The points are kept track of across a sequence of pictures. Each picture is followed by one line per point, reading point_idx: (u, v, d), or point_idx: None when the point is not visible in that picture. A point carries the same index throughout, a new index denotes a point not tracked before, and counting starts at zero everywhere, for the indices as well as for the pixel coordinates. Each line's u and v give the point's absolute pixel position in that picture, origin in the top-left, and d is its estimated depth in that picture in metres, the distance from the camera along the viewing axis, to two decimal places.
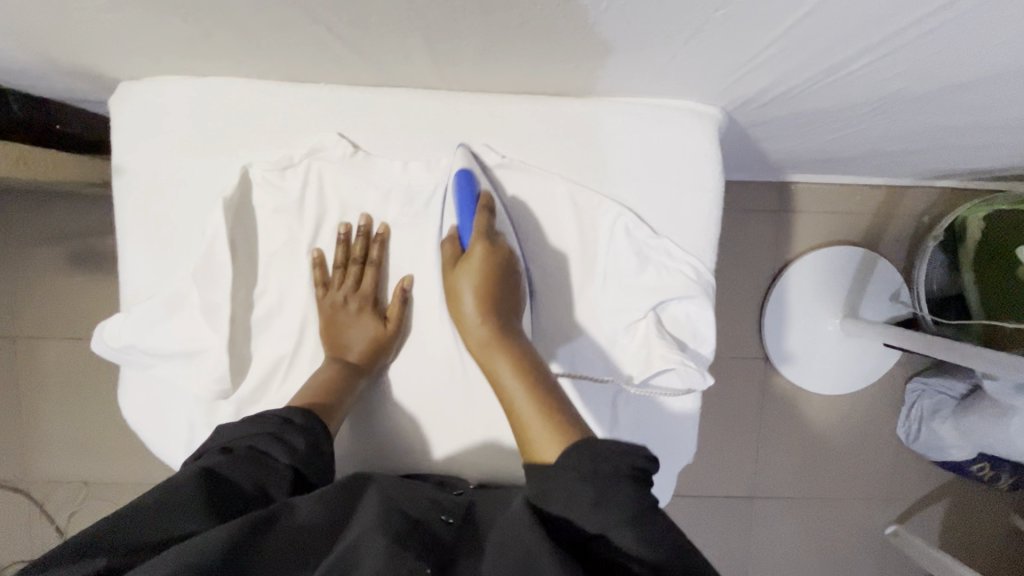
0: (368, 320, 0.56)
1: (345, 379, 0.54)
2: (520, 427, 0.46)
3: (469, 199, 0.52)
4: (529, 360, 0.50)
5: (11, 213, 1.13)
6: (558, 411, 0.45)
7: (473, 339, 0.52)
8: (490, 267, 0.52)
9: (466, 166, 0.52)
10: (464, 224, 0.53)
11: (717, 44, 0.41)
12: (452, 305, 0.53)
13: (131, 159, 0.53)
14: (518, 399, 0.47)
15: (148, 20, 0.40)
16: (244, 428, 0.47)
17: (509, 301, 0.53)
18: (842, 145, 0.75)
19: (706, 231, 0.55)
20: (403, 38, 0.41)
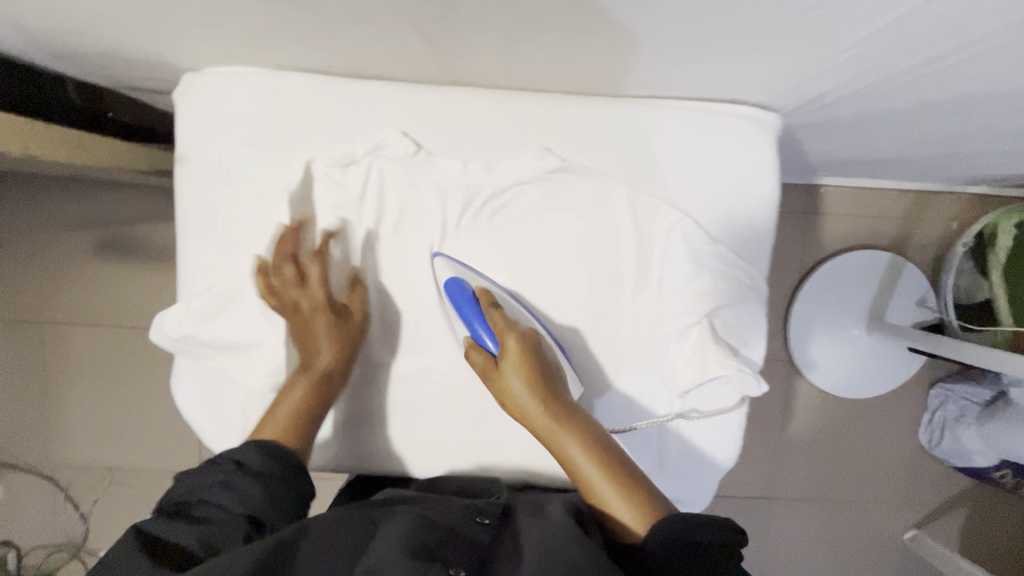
0: (332, 332, 0.55)
1: (318, 400, 0.54)
2: (604, 508, 0.48)
3: (468, 298, 0.53)
4: (592, 435, 0.51)
5: (45, 199, 1.14)
6: (636, 487, 0.48)
7: (534, 425, 0.52)
8: (531, 356, 0.52)
9: (452, 276, 0.54)
10: (477, 325, 0.53)
11: (797, 42, 0.42)
12: (501, 397, 0.53)
13: (197, 151, 0.55)
14: (596, 480, 0.49)
15: (235, 10, 0.41)
16: (191, 483, 0.45)
17: (555, 380, 0.53)
18: (886, 148, 0.75)
19: (760, 238, 0.56)
20: (483, 29, 0.42)
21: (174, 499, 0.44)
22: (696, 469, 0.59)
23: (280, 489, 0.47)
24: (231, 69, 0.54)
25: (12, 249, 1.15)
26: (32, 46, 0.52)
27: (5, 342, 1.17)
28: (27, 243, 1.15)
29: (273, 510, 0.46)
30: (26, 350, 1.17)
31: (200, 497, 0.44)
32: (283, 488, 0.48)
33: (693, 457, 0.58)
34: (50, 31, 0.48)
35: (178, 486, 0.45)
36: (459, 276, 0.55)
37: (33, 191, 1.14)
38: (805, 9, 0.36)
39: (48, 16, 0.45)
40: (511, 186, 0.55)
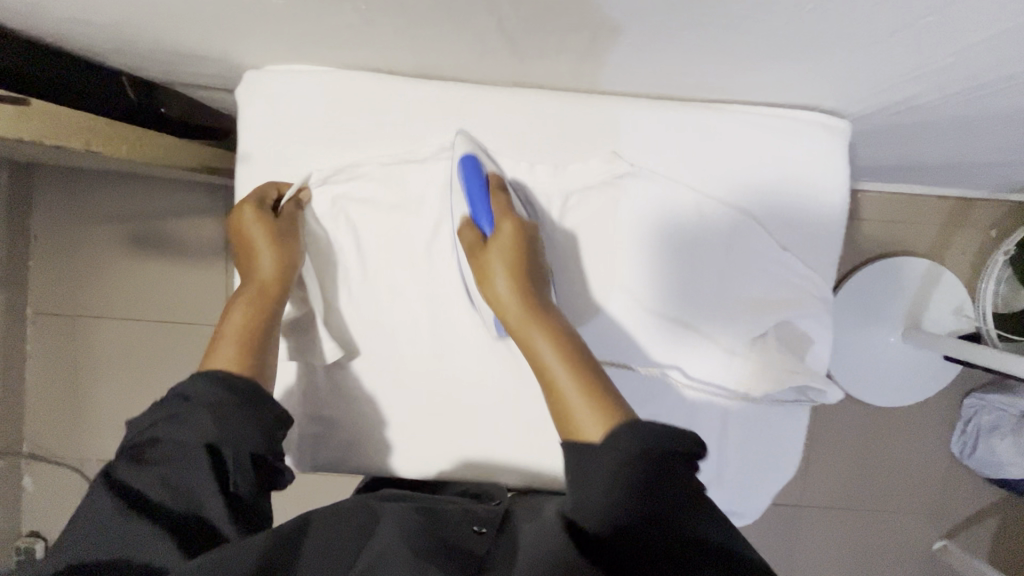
0: (267, 243, 0.53)
1: (266, 322, 0.51)
2: (560, 404, 0.43)
3: (479, 185, 0.52)
4: (567, 335, 0.47)
5: (78, 193, 1.14)
6: (601, 389, 0.43)
7: (507, 313, 0.49)
8: (519, 244, 0.51)
9: (471, 152, 0.52)
10: (481, 208, 0.52)
11: (895, 50, 0.41)
12: (480, 281, 0.51)
13: (261, 151, 0.55)
14: (557, 369, 0.45)
15: (321, 10, 0.41)
16: (143, 423, 0.45)
17: (539, 277, 0.51)
18: (941, 156, 0.73)
19: (829, 246, 0.55)
20: (570, 30, 0.41)
21: (132, 440, 0.44)
22: (760, 477, 0.59)
23: (233, 415, 0.45)
24: (295, 68, 0.53)
25: (44, 242, 1.15)
26: (97, 42, 0.52)
27: (37, 335, 1.17)
28: (60, 237, 1.15)
29: (229, 441, 0.44)
30: (57, 343, 1.17)
31: (154, 436, 0.44)
32: (235, 411, 0.45)
33: (750, 468, 0.58)
34: (120, 28, 0.47)
35: (135, 425, 0.45)
36: (476, 154, 0.53)
37: (66, 184, 1.14)
38: (918, 15, 0.36)
39: (124, 14, 0.44)
40: (578, 190, 0.54)
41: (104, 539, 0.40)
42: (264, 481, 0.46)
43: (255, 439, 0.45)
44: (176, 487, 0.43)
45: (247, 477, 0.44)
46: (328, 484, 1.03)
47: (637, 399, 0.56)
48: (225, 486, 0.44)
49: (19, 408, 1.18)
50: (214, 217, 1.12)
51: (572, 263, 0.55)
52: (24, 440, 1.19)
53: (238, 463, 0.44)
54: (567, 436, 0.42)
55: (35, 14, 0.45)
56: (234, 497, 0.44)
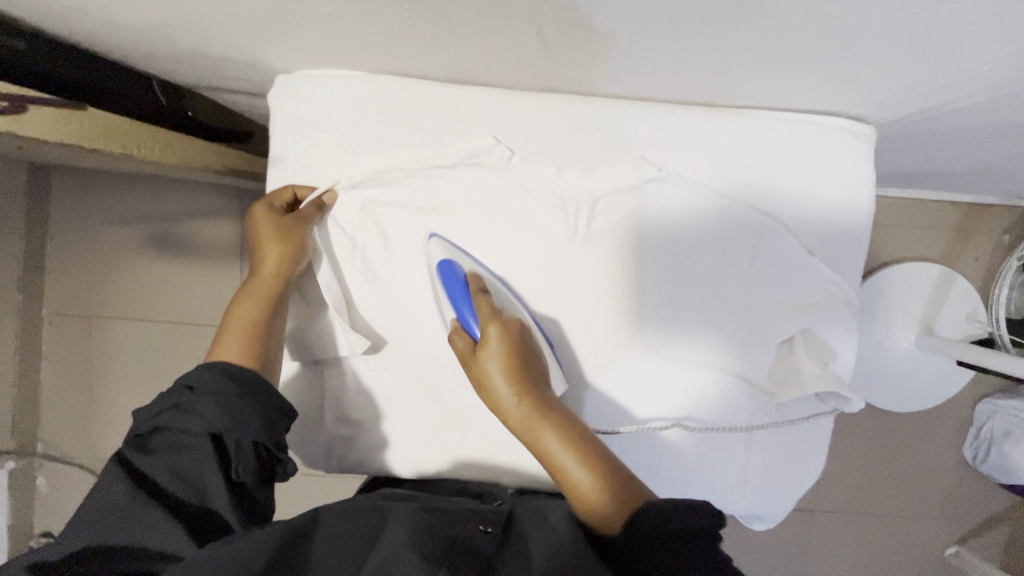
0: (271, 238, 0.54)
1: (267, 317, 0.53)
2: (584, 503, 0.46)
3: (458, 285, 0.53)
4: (571, 428, 0.49)
5: (94, 194, 1.15)
6: (616, 480, 0.45)
7: (512, 419, 0.50)
8: (511, 341, 0.51)
9: (446, 257, 0.54)
10: (464, 309, 0.52)
11: (931, 58, 0.42)
12: (481, 389, 0.52)
13: (293, 154, 0.55)
14: (573, 471, 0.47)
15: (365, 18, 0.41)
16: (148, 411, 0.47)
17: (535, 369, 0.51)
18: (958, 163, 0.73)
19: (855, 251, 0.56)
20: (609, 37, 0.42)
21: (137, 428, 0.47)
22: (779, 484, 0.59)
23: (234, 402, 0.47)
24: (327, 73, 0.54)
25: (60, 243, 1.16)
26: (133, 46, 0.52)
27: (52, 335, 1.18)
28: (76, 238, 1.16)
29: (230, 429, 0.46)
30: (72, 343, 1.18)
31: (158, 424, 0.47)
32: (237, 398, 0.47)
33: (775, 473, 0.59)
34: (160, 33, 0.48)
35: (140, 412, 0.48)
36: (452, 258, 0.54)
37: (83, 186, 1.14)
38: (961, 23, 0.36)
39: (167, 19, 0.45)
40: (606, 195, 0.54)
41: (110, 524, 0.42)
42: (266, 468, 0.48)
43: (256, 427, 0.47)
44: (180, 473, 0.45)
45: (249, 464, 0.46)
46: (341, 487, 1.03)
47: (630, 452, 0.57)
48: (228, 472, 0.46)
49: (34, 408, 1.18)
50: (229, 220, 1.13)
51: (600, 267, 0.55)
52: (38, 440, 1.19)
53: (241, 449, 0.46)
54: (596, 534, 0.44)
55: (77, 18, 0.46)
56: (237, 483, 0.46)
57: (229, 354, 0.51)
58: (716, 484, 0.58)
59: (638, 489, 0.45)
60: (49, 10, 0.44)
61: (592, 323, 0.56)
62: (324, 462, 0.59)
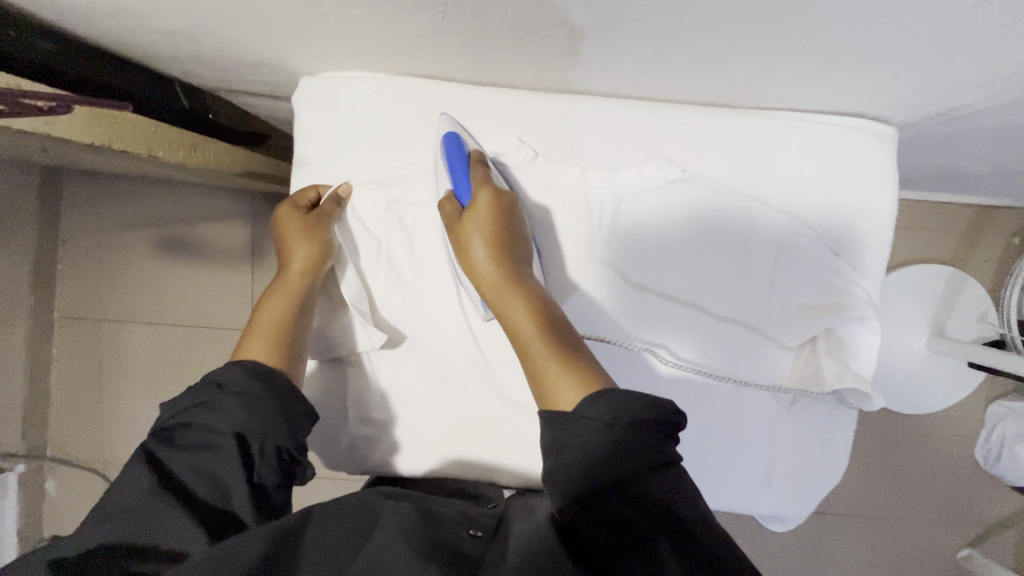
0: (296, 237, 0.55)
1: (294, 316, 0.54)
2: (536, 372, 0.46)
3: (461, 159, 0.52)
4: (542, 304, 0.50)
5: (106, 197, 1.15)
6: (573, 358, 0.46)
7: (486, 284, 0.51)
8: (498, 214, 0.52)
9: (452, 130, 0.52)
10: (460, 178, 0.53)
11: (961, 60, 0.42)
12: (460, 252, 0.53)
13: (318, 156, 0.56)
14: (533, 341, 0.47)
15: (397, 20, 0.41)
16: (175, 407, 0.47)
17: (518, 247, 0.53)
18: (973, 165, 0.73)
19: (878, 251, 0.56)
20: (639, 40, 0.42)
21: (164, 424, 0.47)
22: (803, 483, 0.59)
23: (262, 404, 0.47)
24: (352, 75, 0.54)
25: (72, 246, 1.16)
26: (158, 48, 0.52)
27: (64, 339, 1.18)
28: (89, 242, 1.16)
29: (258, 428, 0.46)
30: (83, 347, 1.18)
31: (186, 421, 0.46)
32: (266, 404, 0.48)
33: (801, 474, 0.58)
34: (188, 35, 0.48)
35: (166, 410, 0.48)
36: (458, 132, 0.53)
37: (95, 190, 1.15)
38: (998, 24, 0.36)
39: (197, 22, 0.45)
40: (629, 196, 0.54)
41: (111, 521, 0.41)
42: (288, 472, 0.48)
43: (281, 433, 0.47)
44: (201, 471, 0.44)
45: (272, 469, 0.46)
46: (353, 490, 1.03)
47: None
48: (249, 474, 0.45)
49: (44, 412, 1.18)
50: (240, 222, 1.13)
51: (625, 267, 0.55)
52: (48, 444, 1.19)
53: (265, 454, 0.46)
54: (545, 404, 0.44)
55: (106, 21, 0.46)
56: (257, 486, 0.45)
57: (256, 352, 0.51)
58: (738, 482, 0.58)
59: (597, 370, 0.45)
60: (80, 13, 0.44)
61: (616, 320, 0.55)
62: (347, 465, 0.59)
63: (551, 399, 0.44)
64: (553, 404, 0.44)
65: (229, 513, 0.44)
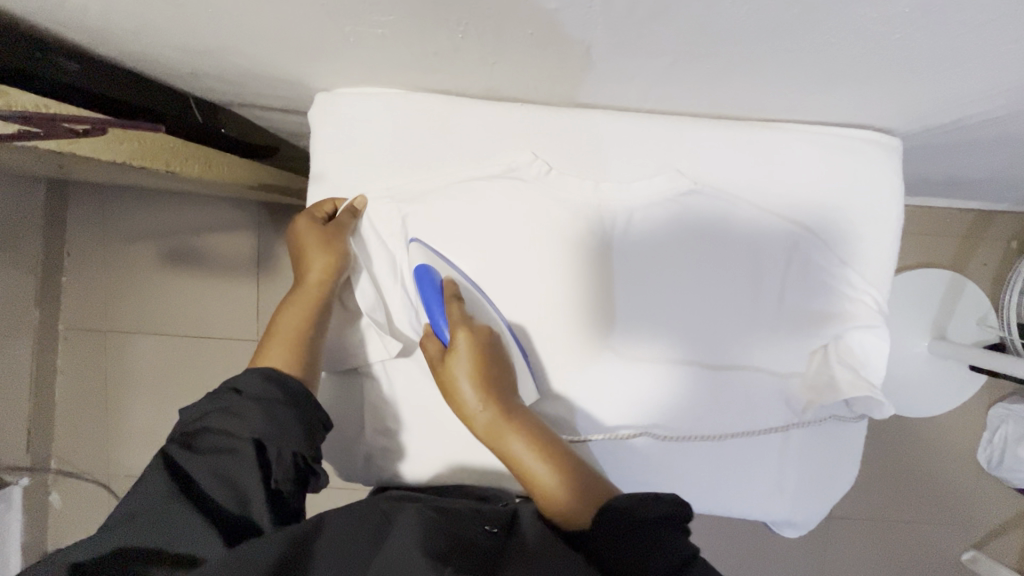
0: (314, 249, 0.56)
1: (312, 326, 0.55)
2: (548, 502, 0.49)
3: (435, 291, 0.54)
4: (536, 431, 0.51)
5: (111, 208, 1.15)
6: (575, 481, 0.49)
7: (477, 422, 0.52)
8: (480, 348, 0.53)
9: (424, 262, 0.55)
10: (438, 316, 0.54)
11: (968, 73, 0.43)
12: (448, 392, 0.53)
13: (334, 170, 0.56)
14: (539, 473, 0.50)
15: (416, 38, 0.42)
16: (197, 412, 0.48)
17: (504, 374, 0.53)
18: (973, 171, 0.75)
19: (885, 260, 0.57)
20: (654, 57, 0.43)
21: (185, 427, 0.47)
22: (814, 490, 0.59)
23: (282, 411, 0.48)
24: (367, 90, 0.55)
25: (77, 258, 1.16)
26: (176, 65, 0.53)
27: (68, 351, 1.18)
28: (94, 254, 1.16)
29: (276, 435, 0.46)
30: (89, 358, 1.18)
31: (206, 426, 0.47)
32: (286, 410, 0.48)
33: (812, 480, 0.59)
34: (208, 53, 0.49)
35: (188, 415, 0.48)
36: (429, 262, 0.55)
37: (99, 202, 1.15)
38: (1009, 39, 0.37)
39: (219, 40, 0.45)
40: (641, 208, 0.55)
41: (134, 523, 0.41)
42: (303, 479, 0.48)
43: (297, 438, 0.47)
44: (222, 475, 0.45)
45: (288, 474, 0.46)
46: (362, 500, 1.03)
47: (666, 458, 0.57)
48: (268, 479, 0.46)
49: (50, 424, 1.18)
50: (246, 233, 1.13)
51: (638, 277, 0.56)
52: (53, 456, 1.19)
53: (282, 458, 0.46)
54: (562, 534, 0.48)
55: (129, 39, 0.46)
56: (275, 492, 0.46)
57: (276, 363, 0.52)
58: (751, 489, 0.58)
59: (599, 489, 0.49)
60: (103, 32, 0.45)
61: (628, 329, 0.56)
62: (363, 475, 0.59)
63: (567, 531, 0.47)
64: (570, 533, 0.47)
65: (249, 517, 0.44)
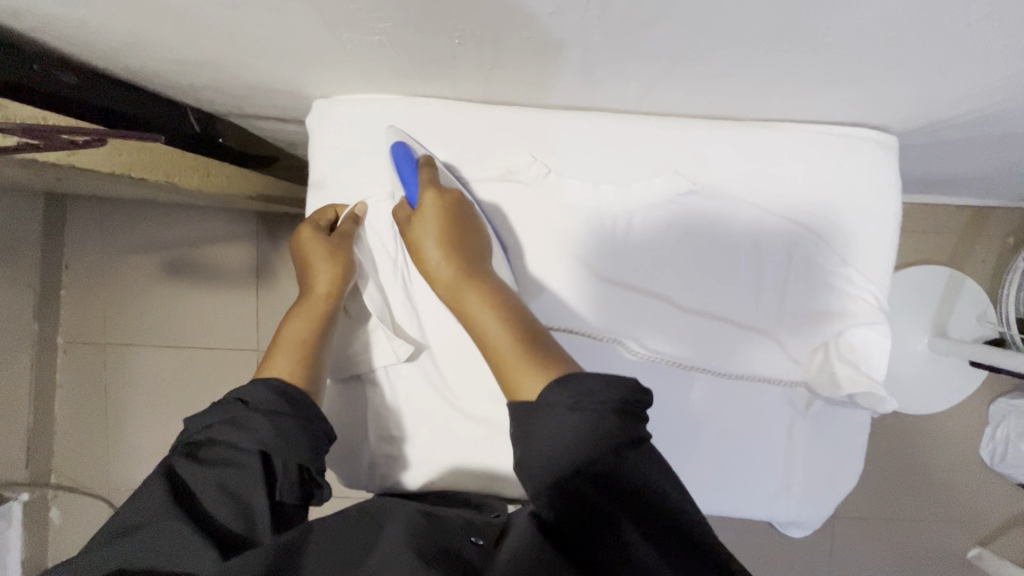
0: (318, 256, 0.55)
1: (317, 333, 0.54)
2: (499, 366, 0.45)
3: (408, 161, 0.52)
4: (500, 296, 0.49)
5: (109, 221, 1.15)
6: (531, 346, 0.45)
7: (442, 287, 0.51)
8: (449, 211, 0.52)
9: (399, 140, 0.53)
10: (410, 184, 0.52)
11: (959, 71, 0.43)
12: (416, 256, 0.52)
13: (333, 176, 0.56)
14: (494, 336, 0.47)
15: (411, 46, 0.42)
16: (200, 421, 0.47)
17: (475, 242, 0.52)
18: (968, 168, 0.75)
19: (885, 258, 0.57)
20: (649, 61, 0.43)
21: (188, 437, 0.47)
22: (819, 491, 0.59)
23: (288, 421, 0.47)
24: (367, 96, 0.55)
25: (76, 271, 1.16)
26: (175, 77, 0.53)
27: (68, 364, 1.17)
28: (94, 266, 1.16)
29: (282, 448, 0.46)
30: (89, 371, 1.17)
31: (211, 436, 0.46)
32: (293, 421, 0.48)
33: (816, 478, 0.59)
34: (208, 64, 0.49)
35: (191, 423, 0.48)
36: (407, 140, 0.53)
37: (98, 214, 1.15)
38: (1006, 36, 0.37)
39: (217, 50, 0.45)
40: (641, 210, 0.55)
41: (126, 539, 0.40)
42: (307, 493, 0.48)
43: (302, 450, 0.47)
44: (227, 488, 0.45)
45: (292, 487, 0.46)
46: None
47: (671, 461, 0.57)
48: (273, 494, 0.46)
49: (50, 438, 1.17)
50: (244, 242, 1.13)
51: (638, 278, 0.56)
52: (53, 470, 1.18)
53: (287, 473, 0.46)
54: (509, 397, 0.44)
55: (127, 52, 0.47)
56: (280, 505, 0.46)
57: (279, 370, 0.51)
58: (755, 489, 0.58)
59: (561, 358, 0.45)
60: (102, 45, 0.45)
61: (629, 331, 0.56)
62: (366, 483, 0.59)
63: (513, 392, 0.44)
64: (517, 395, 0.44)
65: (250, 531, 0.44)
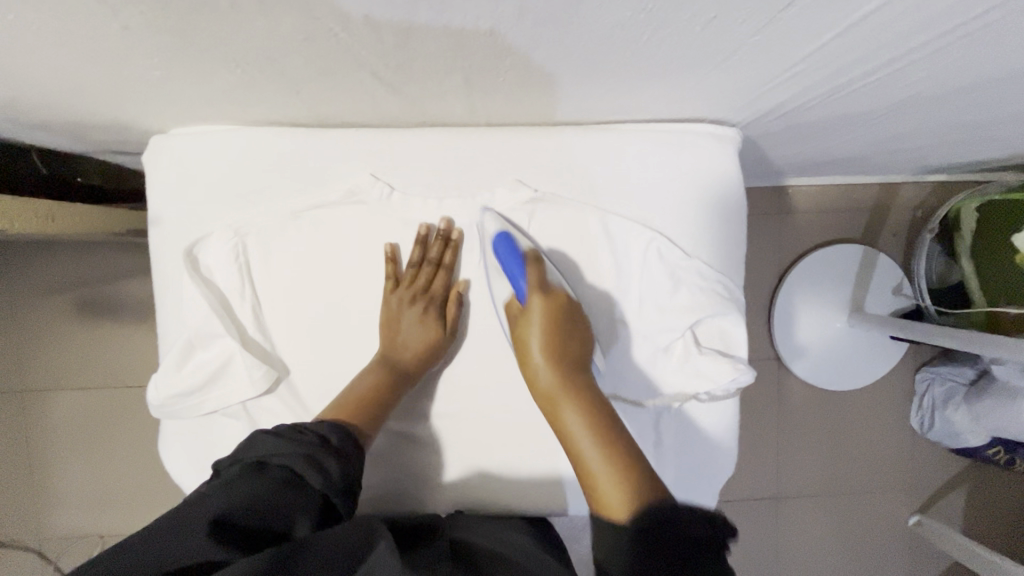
0: (428, 319, 0.58)
1: (386, 391, 0.56)
2: (589, 483, 0.48)
3: (516, 257, 0.54)
4: (597, 410, 0.51)
5: (13, 265, 1.11)
6: (630, 474, 0.47)
7: (540, 388, 0.53)
8: (555, 318, 0.54)
9: (502, 230, 0.55)
10: (520, 277, 0.54)
11: (747, 66, 0.43)
12: (518, 350, 0.55)
13: (170, 211, 0.54)
14: (590, 457, 0.49)
15: (194, 74, 0.41)
16: (276, 446, 0.48)
17: (577, 347, 0.54)
18: (840, 148, 0.77)
19: (730, 248, 0.58)
20: (446, 77, 0.43)
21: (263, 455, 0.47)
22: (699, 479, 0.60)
23: (357, 467, 0.50)
24: (195, 129, 0.54)
25: None
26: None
27: None
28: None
29: (345, 494, 0.47)
30: (5, 422, 1.13)
31: (283, 462, 0.46)
32: (357, 468, 0.49)
33: (693, 468, 0.59)
34: (18, 107, 0.48)
35: (263, 440, 0.48)
36: (509, 230, 0.56)
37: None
38: (765, 36, 0.37)
39: (7, 92, 0.44)
40: None
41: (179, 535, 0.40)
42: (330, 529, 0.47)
43: (352, 498, 0.48)
44: (287, 515, 0.43)
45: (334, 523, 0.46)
46: None
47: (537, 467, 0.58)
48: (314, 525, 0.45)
49: None
50: None
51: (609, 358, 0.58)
52: None
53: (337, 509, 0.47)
54: (597, 512, 0.47)
55: None
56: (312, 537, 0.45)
57: (339, 411, 0.54)
58: None
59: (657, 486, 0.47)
60: None
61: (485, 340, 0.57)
62: None
63: (605, 512, 0.46)
64: (605, 513, 0.46)
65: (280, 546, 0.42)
